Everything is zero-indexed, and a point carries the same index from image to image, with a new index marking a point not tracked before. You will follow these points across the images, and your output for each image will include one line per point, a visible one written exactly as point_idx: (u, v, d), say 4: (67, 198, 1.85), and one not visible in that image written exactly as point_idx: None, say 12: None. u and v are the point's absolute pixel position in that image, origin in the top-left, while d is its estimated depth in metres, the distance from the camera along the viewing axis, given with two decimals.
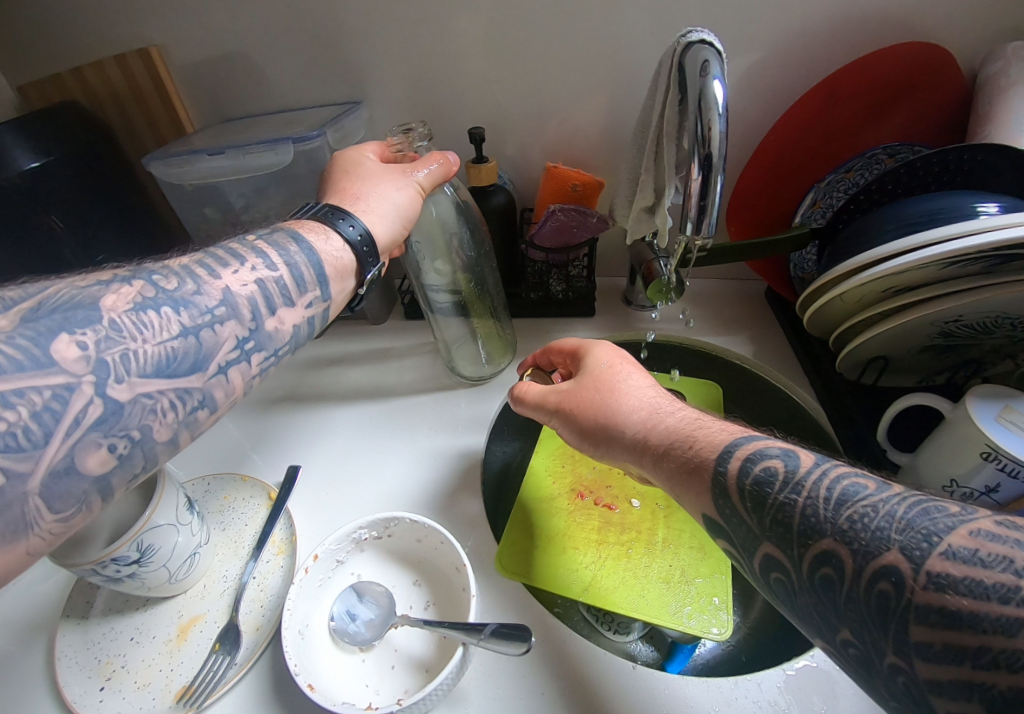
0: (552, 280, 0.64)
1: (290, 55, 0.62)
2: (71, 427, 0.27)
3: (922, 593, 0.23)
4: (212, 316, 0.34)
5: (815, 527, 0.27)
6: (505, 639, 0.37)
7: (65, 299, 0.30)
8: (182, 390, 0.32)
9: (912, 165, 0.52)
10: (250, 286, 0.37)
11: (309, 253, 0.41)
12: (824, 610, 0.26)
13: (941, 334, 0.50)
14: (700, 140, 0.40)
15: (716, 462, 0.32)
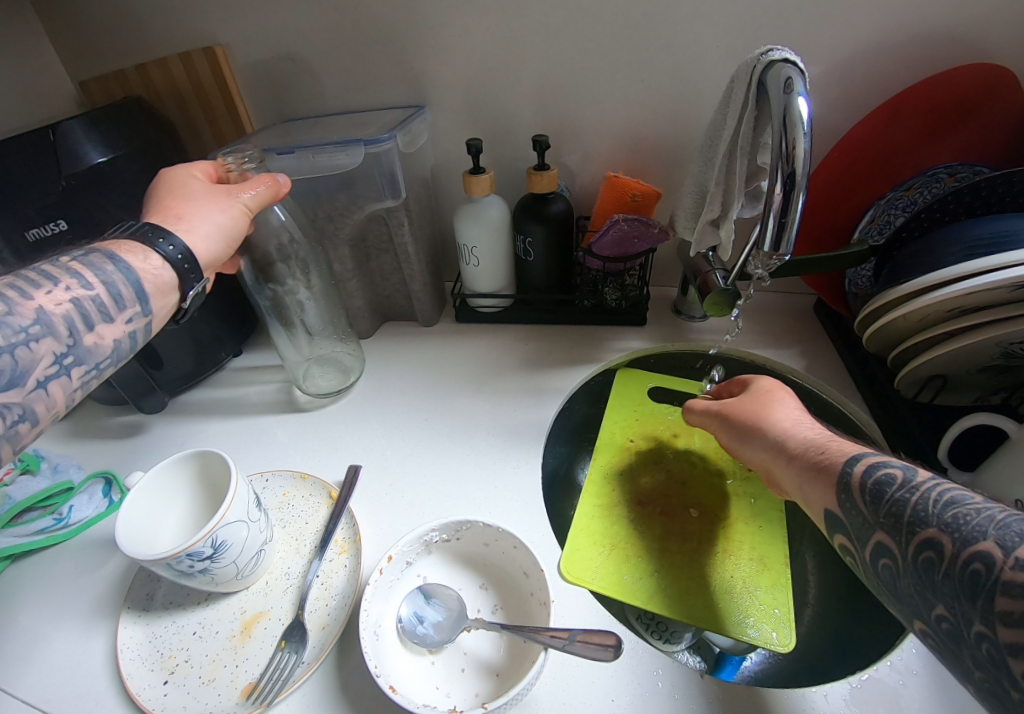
0: (607, 288, 0.65)
1: (354, 58, 0.63)
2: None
3: (1009, 570, 0.25)
4: (31, 335, 0.33)
5: (922, 520, 0.31)
6: (592, 646, 0.37)
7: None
8: (1, 405, 0.32)
9: (977, 187, 0.52)
10: (66, 304, 0.35)
11: (127, 271, 0.39)
12: (922, 589, 0.30)
13: (1003, 355, 0.50)
14: (784, 157, 0.41)
15: (845, 463, 0.38)
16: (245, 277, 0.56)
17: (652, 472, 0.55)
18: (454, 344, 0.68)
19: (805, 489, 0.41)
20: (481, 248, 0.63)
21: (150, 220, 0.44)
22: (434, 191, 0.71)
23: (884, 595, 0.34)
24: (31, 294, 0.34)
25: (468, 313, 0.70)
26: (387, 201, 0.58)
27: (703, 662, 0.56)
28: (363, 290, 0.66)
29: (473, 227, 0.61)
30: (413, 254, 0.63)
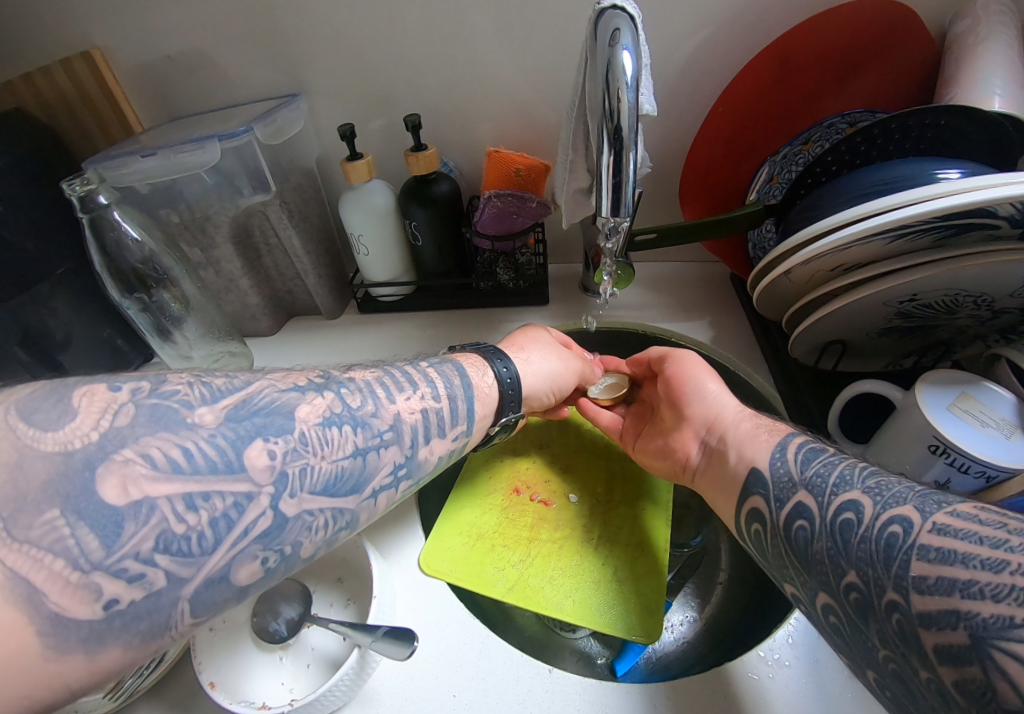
0: (500, 267, 0.64)
1: (229, 50, 0.61)
2: (238, 538, 0.26)
3: (927, 534, 0.27)
4: (380, 438, 0.34)
5: (846, 484, 0.33)
6: (392, 642, 0.36)
7: (268, 399, 0.30)
8: (338, 510, 0.31)
9: (870, 132, 0.48)
10: (417, 413, 0.37)
11: (467, 388, 0.42)
12: (834, 553, 0.30)
13: (898, 314, 0.47)
14: (608, 113, 0.37)
15: (784, 436, 0.40)
16: (111, 296, 0.56)
17: (534, 460, 0.54)
18: (357, 334, 0.67)
19: (729, 457, 0.41)
20: (367, 235, 0.61)
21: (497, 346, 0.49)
22: (332, 182, 0.70)
23: (786, 570, 0.34)
24: (394, 397, 0.36)
25: (371, 303, 0.68)
26: (259, 195, 0.57)
27: (606, 649, 0.52)
28: (258, 287, 0.65)
29: (355, 214, 0.59)
30: (299, 248, 0.62)
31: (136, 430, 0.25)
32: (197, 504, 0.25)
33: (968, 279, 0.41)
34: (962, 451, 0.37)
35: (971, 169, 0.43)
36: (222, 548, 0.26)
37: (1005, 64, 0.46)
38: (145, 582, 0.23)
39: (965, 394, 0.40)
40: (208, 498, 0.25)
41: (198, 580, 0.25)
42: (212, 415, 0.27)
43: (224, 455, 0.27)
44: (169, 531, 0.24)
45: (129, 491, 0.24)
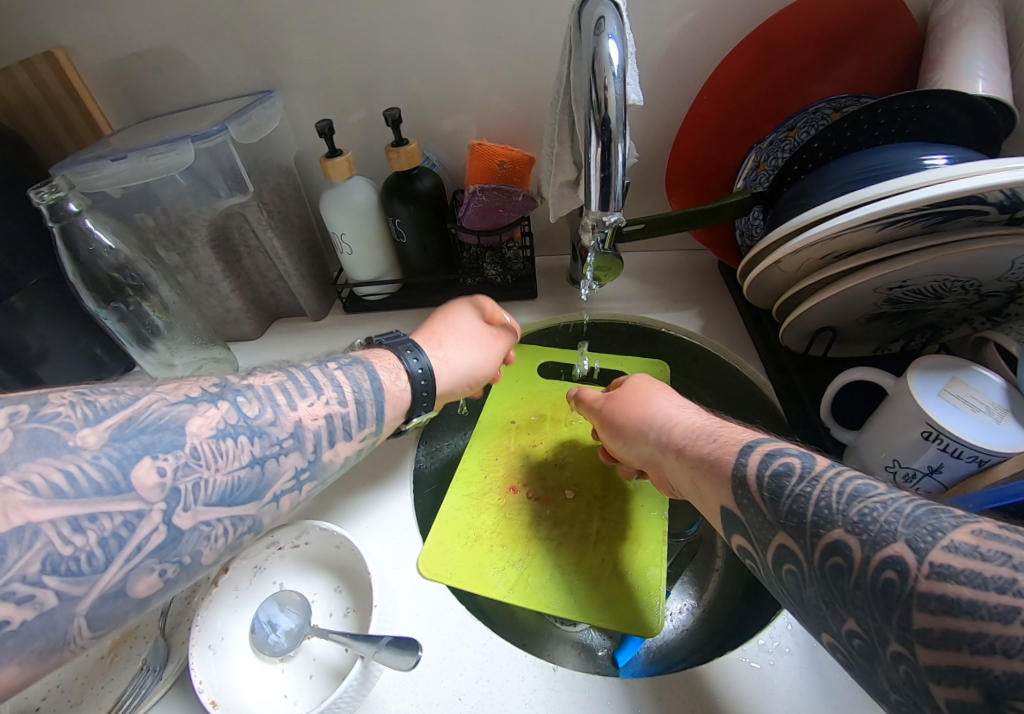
0: (487, 263, 0.62)
1: (197, 45, 0.58)
2: (131, 554, 0.27)
3: (925, 580, 0.22)
4: (280, 447, 0.33)
5: (827, 518, 0.27)
6: (393, 653, 0.36)
7: (156, 415, 0.30)
8: (237, 517, 0.31)
9: (856, 119, 0.48)
10: (321, 419, 0.35)
11: (378, 391, 0.40)
12: (827, 599, 0.26)
13: (887, 301, 0.47)
14: (595, 105, 0.37)
15: (735, 459, 0.34)
16: (87, 307, 0.55)
17: (528, 457, 0.54)
18: (344, 335, 0.66)
19: (693, 487, 0.37)
20: (350, 234, 0.60)
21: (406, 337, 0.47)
22: (312, 179, 0.68)
23: (787, 604, 0.30)
24: (297, 403, 0.35)
25: (357, 303, 0.67)
26: (236, 197, 0.55)
27: (607, 640, 0.53)
28: (240, 291, 0.64)
29: (338, 214, 0.58)
30: (281, 249, 0.61)
31: (15, 457, 0.25)
32: (83, 526, 0.25)
33: (956, 265, 0.41)
34: (954, 436, 0.38)
35: (959, 154, 0.43)
36: (114, 565, 0.26)
37: (989, 46, 0.46)
38: (35, 602, 0.24)
39: (956, 378, 0.40)
40: (95, 518, 0.26)
41: (91, 596, 0.26)
42: (94, 437, 0.27)
43: (110, 476, 0.27)
44: (56, 553, 0.24)
45: (10, 517, 0.24)
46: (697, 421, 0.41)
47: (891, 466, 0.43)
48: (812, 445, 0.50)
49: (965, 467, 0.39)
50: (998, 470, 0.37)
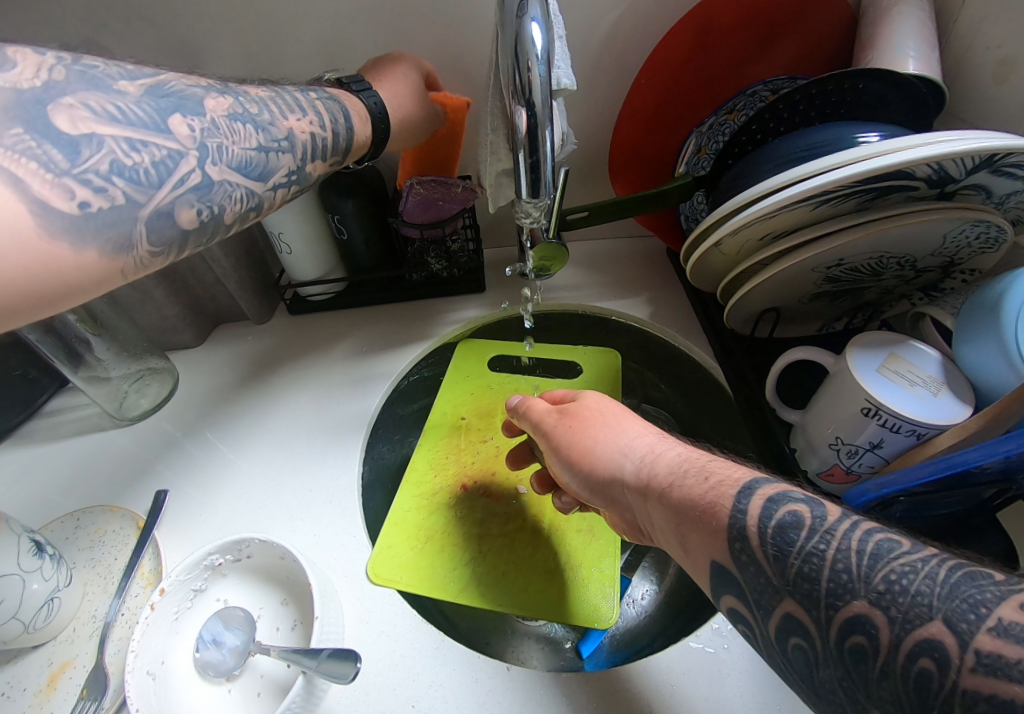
0: (432, 257, 0.60)
1: (112, 37, 0.54)
2: (178, 183, 0.31)
3: (970, 675, 0.19)
4: (278, 146, 0.38)
5: (846, 587, 0.23)
6: (336, 664, 0.35)
7: (177, 89, 0.33)
8: (248, 190, 0.36)
9: (791, 99, 0.48)
10: (307, 135, 0.40)
11: (337, 121, 0.43)
12: (847, 684, 0.23)
13: (827, 280, 0.47)
14: (520, 89, 0.35)
15: (730, 507, 0.28)
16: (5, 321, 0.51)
17: (478, 454, 0.53)
18: (290, 338, 0.64)
19: (677, 539, 0.31)
20: (288, 232, 0.57)
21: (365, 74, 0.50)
22: None
23: (783, 674, 0.27)
24: (286, 114, 0.39)
25: (302, 303, 0.65)
26: None
27: (570, 632, 0.52)
28: (175, 296, 0.60)
29: (273, 210, 0.55)
30: (219, 254, 0.58)
31: (71, 85, 0.27)
32: (137, 148, 0.29)
33: (890, 241, 0.42)
34: (892, 411, 0.38)
35: (889, 132, 0.43)
36: (165, 188, 0.31)
37: (917, 25, 0.46)
38: (107, 196, 0.28)
39: (893, 355, 0.41)
40: (145, 145, 0.29)
41: (151, 206, 0.30)
42: (133, 87, 0.30)
43: (150, 118, 0.30)
44: (121, 162, 0.28)
45: (77, 124, 0.27)
46: (673, 450, 0.35)
47: (835, 444, 0.43)
48: (761, 426, 0.50)
49: (904, 441, 0.39)
50: (935, 443, 0.37)
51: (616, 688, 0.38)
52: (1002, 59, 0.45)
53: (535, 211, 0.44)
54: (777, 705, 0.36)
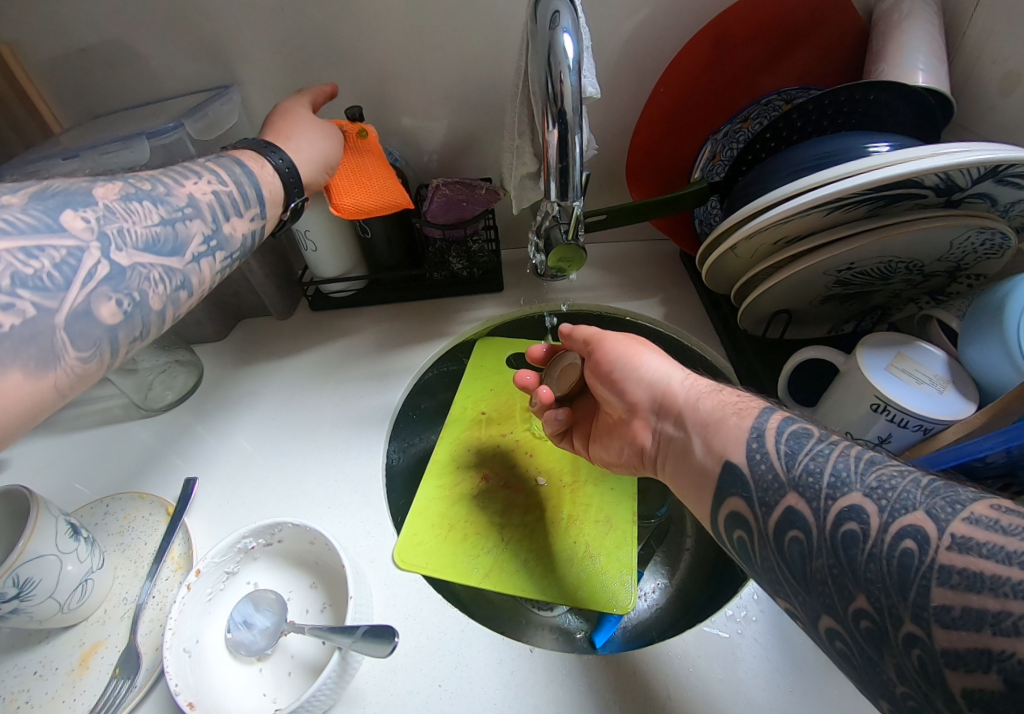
0: (453, 257, 0.62)
1: (149, 39, 0.56)
2: (86, 279, 0.31)
3: (946, 552, 0.22)
4: (183, 214, 0.37)
5: (845, 484, 0.27)
6: (374, 641, 0.36)
7: (50, 202, 0.31)
8: (168, 268, 0.36)
9: (804, 109, 0.50)
10: (209, 195, 0.39)
11: (249, 178, 0.42)
12: (836, 571, 0.26)
13: (838, 283, 0.49)
14: (552, 97, 0.37)
15: (755, 416, 0.34)
16: None
17: (499, 446, 0.55)
18: (311, 334, 0.65)
19: (694, 448, 0.36)
20: (313, 230, 0.59)
21: (262, 138, 0.46)
22: None
23: (779, 585, 0.29)
24: (182, 182, 0.38)
25: (323, 300, 0.66)
26: None
27: (584, 623, 0.54)
28: None
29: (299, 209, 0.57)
30: None
31: None
32: (33, 255, 0.29)
33: (899, 246, 0.43)
34: (899, 407, 0.40)
35: (899, 142, 0.45)
36: (74, 286, 0.30)
37: (927, 40, 0.48)
38: (15, 311, 0.28)
39: (901, 355, 0.43)
40: (42, 250, 0.29)
41: (64, 311, 0.30)
42: (15, 198, 0.30)
43: (41, 221, 0.30)
44: (18, 271, 0.28)
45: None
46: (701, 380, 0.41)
47: (845, 439, 0.45)
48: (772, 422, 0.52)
49: (911, 436, 0.41)
50: (941, 437, 0.39)
51: (634, 669, 0.39)
52: (1008, 73, 0.47)
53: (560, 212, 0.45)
54: (789, 688, 0.38)
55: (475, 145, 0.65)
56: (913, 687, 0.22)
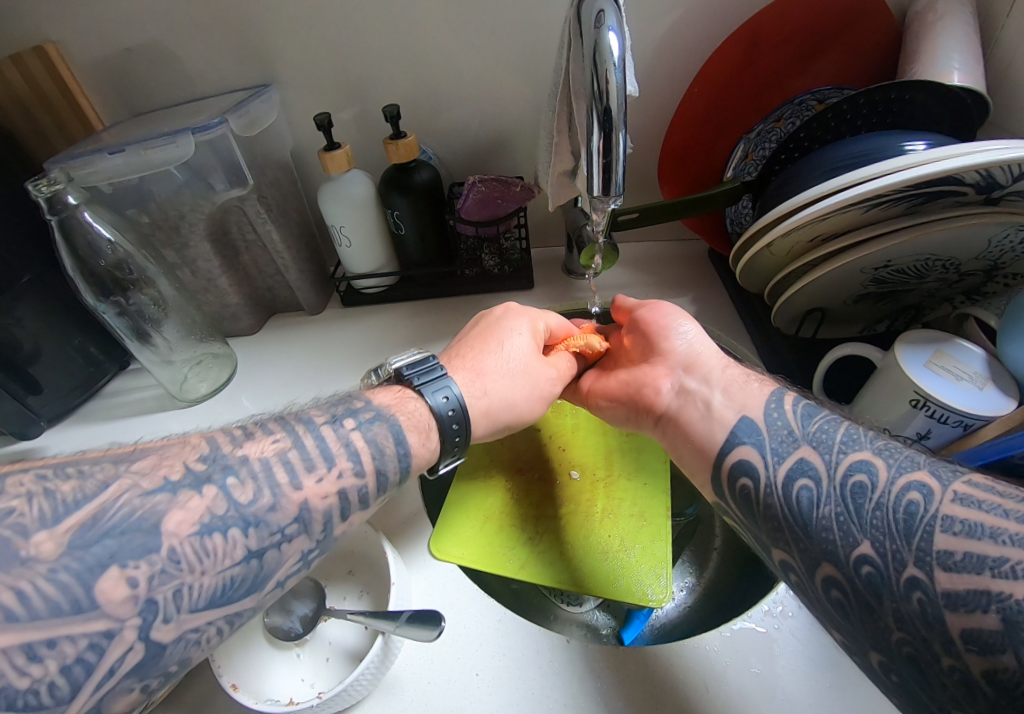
0: (485, 253, 0.64)
1: (194, 39, 0.58)
2: (101, 681, 0.23)
3: (950, 504, 0.28)
4: (282, 535, 0.30)
5: (854, 443, 0.34)
6: (419, 626, 0.37)
7: (125, 511, 0.26)
8: (233, 614, 0.28)
9: (839, 109, 0.50)
10: (331, 496, 0.32)
11: (404, 449, 0.37)
12: (843, 517, 0.30)
13: (873, 281, 0.49)
14: (597, 95, 0.38)
15: (777, 391, 0.41)
16: (85, 302, 0.54)
17: (530, 440, 0.55)
18: (343, 329, 0.67)
19: (714, 400, 0.41)
20: (348, 227, 0.61)
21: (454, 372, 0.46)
22: (304, 176, 0.68)
23: (778, 536, 0.33)
24: (300, 480, 0.31)
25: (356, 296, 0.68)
26: (236, 190, 0.57)
27: (612, 620, 0.54)
28: (237, 285, 0.65)
29: (336, 205, 0.58)
30: (279, 242, 0.62)
31: None
32: (41, 653, 0.22)
33: (937, 244, 0.43)
34: (940, 403, 0.40)
35: (936, 140, 0.45)
36: (82, 696, 0.23)
37: (963, 39, 0.48)
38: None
39: (940, 351, 0.43)
40: (55, 645, 0.22)
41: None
42: (52, 544, 0.24)
43: (67, 592, 0.23)
44: (9, 689, 0.21)
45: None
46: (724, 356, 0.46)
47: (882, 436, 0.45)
48: None
49: (951, 432, 0.41)
50: (982, 433, 0.39)
51: (671, 663, 0.39)
52: None
53: (599, 209, 0.46)
54: (828, 683, 0.38)
55: (507, 145, 0.66)
56: (910, 629, 0.26)
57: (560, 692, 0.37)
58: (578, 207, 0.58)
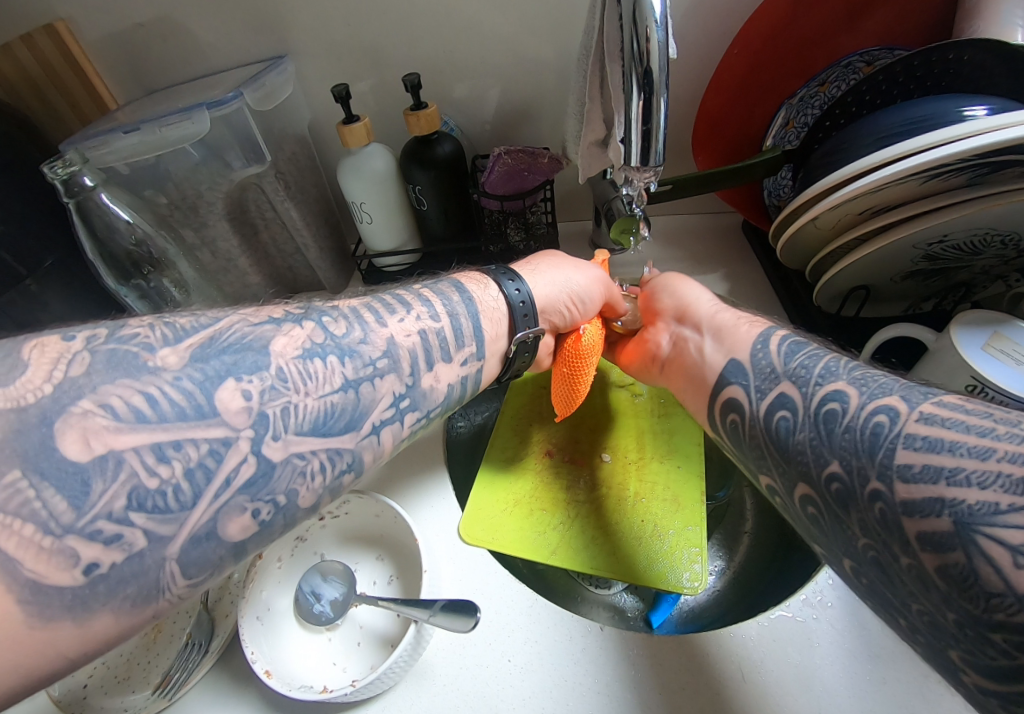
0: (510, 228, 0.61)
1: (203, 9, 0.55)
2: (220, 490, 0.24)
3: (914, 423, 0.25)
4: (373, 368, 0.31)
5: (831, 374, 0.31)
6: (453, 615, 0.36)
7: (238, 335, 0.28)
8: (334, 451, 0.29)
9: (891, 71, 0.47)
10: (414, 337, 0.34)
11: (471, 304, 0.38)
12: (816, 442, 0.29)
13: (925, 257, 0.46)
14: (636, 57, 0.35)
15: (751, 340, 0.37)
16: (106, 283, 0.54)
17: (561, 422, 0.54)
18: None
19: (705, 347, 0.40)
20: (370, 203, 0.59)
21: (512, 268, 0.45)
22: (323, 150, 0.66)
23: (763, 461, 0.32)
24: (386, 320, 0.33)
25: (377, 274, 0.66)
26: (253, 167, 0.55)
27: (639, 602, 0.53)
28: (257, 265, 0.64)
29: (357, 181, 0.57)
30: (298, 219, 0.61)
31: (93, 379, 0.23)
32: (168, 453, 0.23)
33: (998, 216, 0.40)
34: (998, 388, 0.38)
35: (1003, 104, 0.41)
36: (202, 503, 0.24)
37: None
38: (124, 544, 0.22)
39: (997, 334, 0.40)
40: (181, 446, 0.23)
41: (181, 537, 0.23)
42: (177, 357, 0.25)
43: (191, 400, 0.24)
44: (141, 487, 0.22)
45: (92, 445, 0.22)
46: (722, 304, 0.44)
47: None
48: None
49: None
50: None
51: (706, 653, 0.38)
52: None
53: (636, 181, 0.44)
54: (869, 676, 0.36)
55: (531, 115, 0.63)
56: (873, 537, 0.25)
57: (593, 683, 0.37)
58: (607, 178, 0.56)
